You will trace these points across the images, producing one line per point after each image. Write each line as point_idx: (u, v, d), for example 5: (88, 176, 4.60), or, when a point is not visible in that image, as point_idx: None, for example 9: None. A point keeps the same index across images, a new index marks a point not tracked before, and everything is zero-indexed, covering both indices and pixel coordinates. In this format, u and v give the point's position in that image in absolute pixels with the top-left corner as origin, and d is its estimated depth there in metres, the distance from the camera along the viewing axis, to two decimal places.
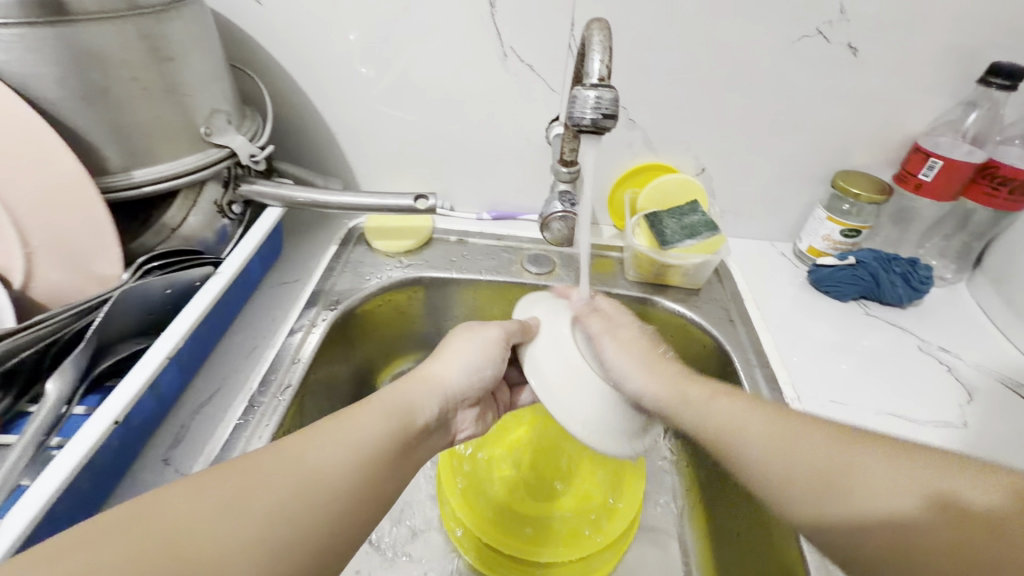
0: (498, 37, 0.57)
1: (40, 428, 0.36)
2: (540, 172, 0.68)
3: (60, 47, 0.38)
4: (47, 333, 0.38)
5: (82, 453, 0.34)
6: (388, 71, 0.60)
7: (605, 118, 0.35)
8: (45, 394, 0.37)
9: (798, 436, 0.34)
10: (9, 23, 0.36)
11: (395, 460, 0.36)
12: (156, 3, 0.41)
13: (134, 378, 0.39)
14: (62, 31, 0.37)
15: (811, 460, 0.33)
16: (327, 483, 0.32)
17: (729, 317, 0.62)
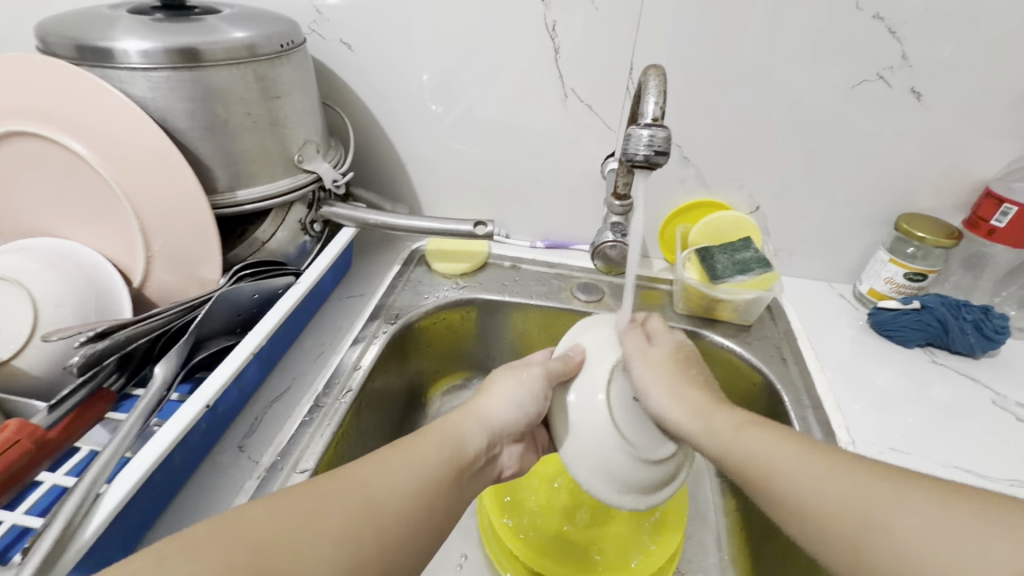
0: (560, 80, 0.62)
1: (147, 406, 0.41)
2: (594, 204, 0.71)
3: (194, 87, 0.45)
4: (159, 325, 0.44)
5: (179, 430, 0.39)
6: (458, 109, 0.66)
7: (657, 155, 0.37)
8: (153, 377, 0.43)
9: (816, 486, 0.33)
10: (159, 67, 0.44)
11: (445, 491, 0.38)
12: (271, 52, 0.48)
13: (225, 370, 0.44)
14: (197, 74, 0.45)
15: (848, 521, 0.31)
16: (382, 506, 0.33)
17: (781, 356, 0.61)
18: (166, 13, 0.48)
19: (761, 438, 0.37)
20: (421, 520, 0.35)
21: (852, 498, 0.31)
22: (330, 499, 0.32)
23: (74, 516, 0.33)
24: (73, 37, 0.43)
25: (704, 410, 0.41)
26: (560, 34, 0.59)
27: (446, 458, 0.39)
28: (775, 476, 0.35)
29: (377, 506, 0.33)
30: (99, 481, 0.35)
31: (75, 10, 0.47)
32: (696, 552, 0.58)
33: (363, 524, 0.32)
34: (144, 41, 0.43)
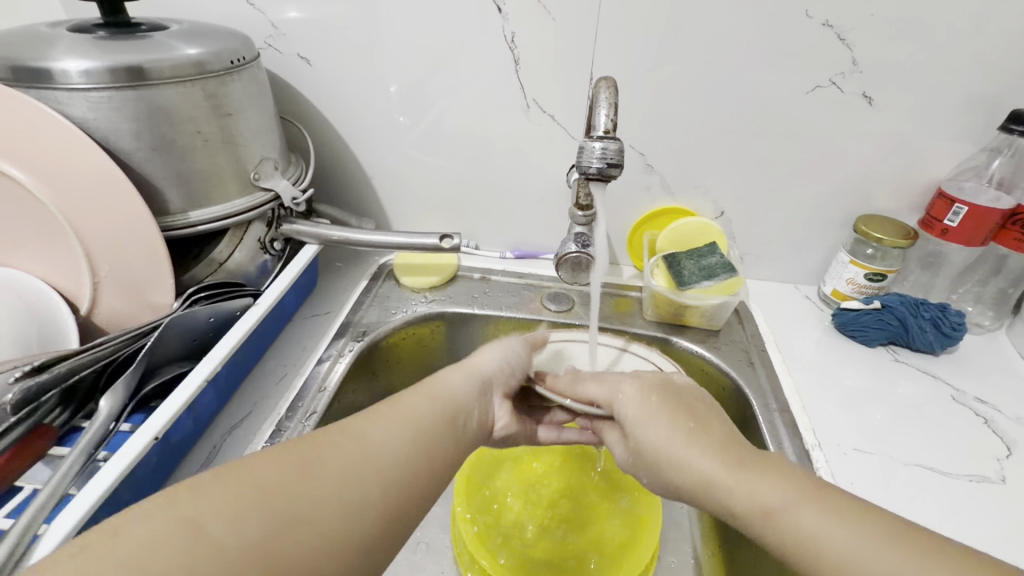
0: (522, 90, 0.62)
1: (92, 441, 0.39)
2: (561, 214, 0.71)
3: (139, 106, 0.44)
4: (105, 354, 0.42)
5: (125, 465, 0.37)
6: (422, 120, 0.65)
7: (611, 167, 0.37)
8: (98, 410, 0.41)
9: None
10: (100, 87, 0.42)
11: (440, 434, 0.37)
12: (221, 69, 0.47)
13: (177, 398, 0.42)
14: (142, 92, 0.43)
15: None
16: (379, 457, 0.33)
17: (749, 360, 0.61)
18: (109, 30, 0.47)
19: (797, 497, 0.32)
20: (419, 468, 0.34)
21: None
22: (319, 449, 0.32)
23: (5, 565, 0.31)
24: (7, 58, 0.42)
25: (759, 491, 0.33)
26: (519, 45, 0.59)
27: (436, 407, 0.38)
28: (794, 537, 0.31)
29: (370, 448, 0.33)
30: (35, 523, 0.33)
31: (11, 29, 0.45)
32: (673, 558, 0.58)
33: (357, 477, 0.31)
34: (85, 60, 0.41)
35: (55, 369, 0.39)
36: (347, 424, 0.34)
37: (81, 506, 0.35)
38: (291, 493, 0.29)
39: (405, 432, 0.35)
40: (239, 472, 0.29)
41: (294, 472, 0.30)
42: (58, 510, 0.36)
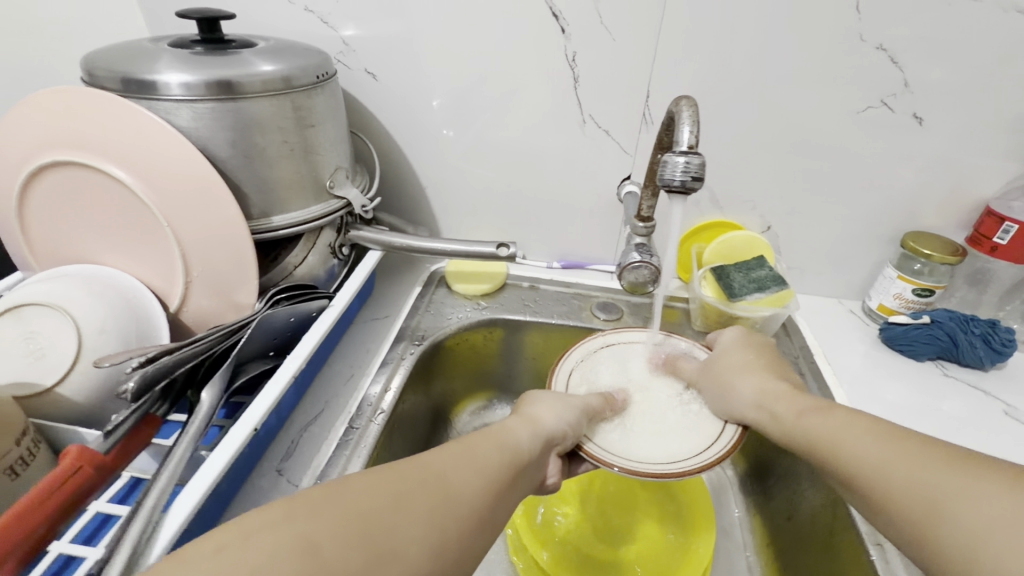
0: (579, 106, 0.64)
1: (198, 431, 0.41)
2: (610, 226, 0.73)
3: (234, 117, 0.47)
4: (202, 349, 0.44)
5: (229, 455, 0.39)
6: (481, 134, 0.68)
7: (693, 180, 0.38)
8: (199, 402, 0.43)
9: (886, 473, 0.35)
10: (201, 99, 0.45)
11: (510, 485, 0.38)
12: (307, 83, 0.50)
13: (270, 393, 0.44)
14: (237, 104, 0.46)
15: (905, 490, 0.33)
16: (456, 485, 0.34)
17: (799, 371, 0.62)
18: (205, 46, 0.50)
19: (828, 420, 0.40)
20: (486, 517, 0.35)
21: (935, 490, 0.32)
22: (411, 487, 0.32)
23: (140, 540, 0.33)
24: (119, 69, 0.45)
25: (771, 400, 0.44)
26: (579, 63, 0.61)
27: (504, 459, 0.39)
28: (847, 458, 0.37)
29: (454, 489, 0.34)
30: (158, 507, 0.35)
31: (116, 44, 0.49)
32: (726, 566, 0.58)
33: (438, 510, 0.32)
34: (186, 74, 0.44)
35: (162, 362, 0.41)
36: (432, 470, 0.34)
37: (192, 493, 0.37)
38: (387, 529, 0.29)
39: (466, 480, 0.35)
40: (366, 502, 0.30)
41: (383, 492, 0.31)
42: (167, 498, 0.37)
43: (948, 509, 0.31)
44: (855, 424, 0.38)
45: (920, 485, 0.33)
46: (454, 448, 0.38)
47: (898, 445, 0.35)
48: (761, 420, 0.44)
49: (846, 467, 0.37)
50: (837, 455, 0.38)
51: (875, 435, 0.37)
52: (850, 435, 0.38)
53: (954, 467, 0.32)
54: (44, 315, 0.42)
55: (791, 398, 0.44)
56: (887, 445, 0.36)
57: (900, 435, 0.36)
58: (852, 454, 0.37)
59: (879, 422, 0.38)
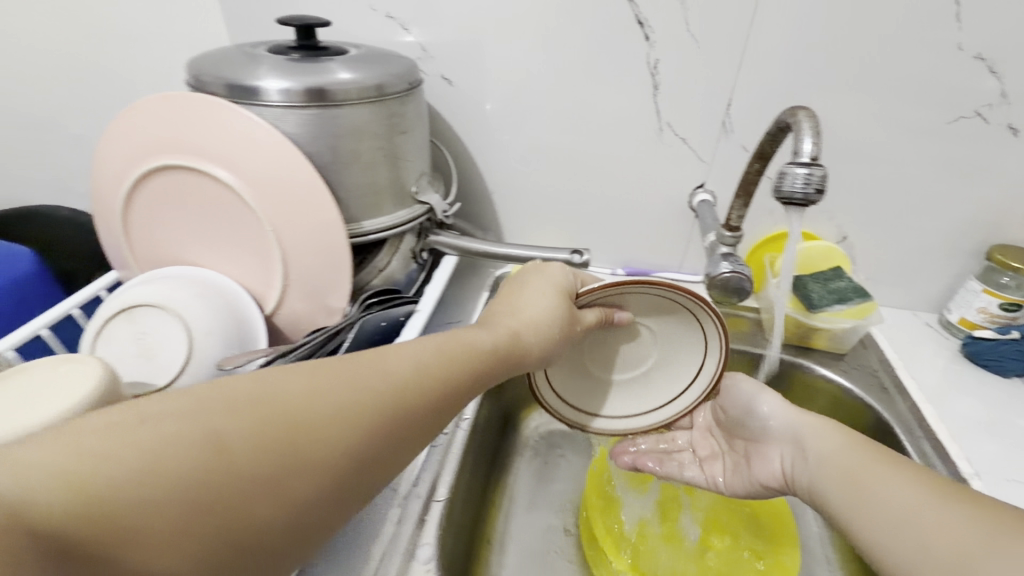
0: (657, 114, 0.63)
1: None
2: (679, 233, 0.72)
3: (329, 122, 0.47)
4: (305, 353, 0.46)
5: None
6: (554, 140, 0.68)
7: (814, 192, 0.38)
8: None
9: (905, 519, 0.34)
10: (298, 105, 0.46)
11: (466, 386, 0.37)
12: (398, 91, 0.51)
13: None
14: (333, 110, 0.47)
15: (922, 538, 0.33)
16: (396, 385, 0.32)
17: (881, 385, 0.61)
18: (302, 53, 0.51)
19: (861, 456, 0.40)
20: (428, 416, 0.33)
21: (953, 541, 0.31)
22: (345, 387, 0.30)
23: None
24: (225, 76, 0.47)
25: (807, 421, 0.45)
26: (661, 71, 0.60)
27: (459, 358, 0.37)
28: (873, 498, 0.37)
29: (380, 395, 0.31)
30: None
31: (219, 48, 0.50)
32: None
33: (368, 414, 0.30)
34: (285, 80, 0.45)
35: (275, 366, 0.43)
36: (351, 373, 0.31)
37: None
38: (308, 431, 0.28)
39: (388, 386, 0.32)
40: (278, 402, 0.28)
41: (311, 392, 0.29)
42: None
43: (966, 561, 0.30)
44: (882, 462, 0.38)
45: (938, 533, 0.32)
46: (402, 348, 0.35)
47: (936, 499, 0.34)
48: (806, 440, 0.44)
49: (868, 509, 0.37)
50: (860, 490, 0.38)
51: (902, 476, 0.36)
52: (887, 472, 0.37)
53: (977, 516, 0.32)
54: (156, 317, 0.43)
55: (834, 426, 0.44)
56: (910, 487, 0.35)
57: (933, 483, 0.35)
58: (880, 493, 0.36)
59: (905, 464, 0.38)
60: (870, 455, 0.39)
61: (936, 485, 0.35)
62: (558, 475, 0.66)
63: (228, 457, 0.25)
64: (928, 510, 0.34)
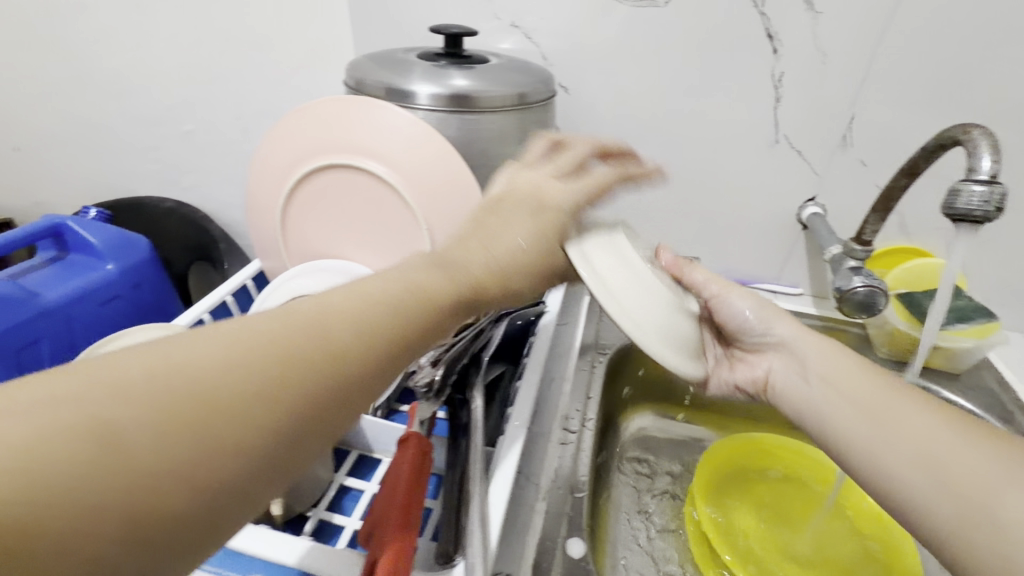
0: (776, 126, 0.63)
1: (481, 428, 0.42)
2: (782, 246, 0.72)
3: (474, 125, 0.50)
4: (467, 346, 0.46)
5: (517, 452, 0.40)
6: (665, 148, 0.68)
7: (993, 209, 0.41)
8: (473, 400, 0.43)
9: (917, 448, 0.35)
10: (445, 109, 0.49)
11: (426, 333, 0.30)
12: (538, 99, 0.53)
13: (527, 392, 0.45)
14: (478, 115, 0.50)
15: (928, 463, 0.35)
16: (335, 343, 0.26)
17: (1002, 406, 0.60)
18: (449, 59, 0.53)
19: (876, 385, 0.40)
20: (377, 373, 0.27)
21: (957, 473, 0.33)
22: (266, 351, 0.24)
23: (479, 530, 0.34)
24: (383, 80, 0.50)
25: (817, 344, 0.45)
26: (784, 84, 0.61)
27: (414, 302, 0.29)
28: (875, 422, 0.38)
29: (304, 349, 0.25)
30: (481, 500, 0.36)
31: (374, 54, 0.54)
32: None
33: (300, 379, 0.24)
34: (437, 86, 0.49)
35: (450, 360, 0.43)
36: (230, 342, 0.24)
37: (498, 486, 0.38)
38: (226, 404, 0.22)
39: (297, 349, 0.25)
40: (175, 375, 0.22)
41: (224, 358, 0.23)
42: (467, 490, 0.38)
43: (970, 496, 0.32)
44: (891, 392, 0.39)
45: (950, 462, 0.34)
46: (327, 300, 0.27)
47: (946, 426, 0.36)
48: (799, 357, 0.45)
49: (864, 432, 0.38)
50: (867, 413, 0.38)
51: (910, 411, 0.37)
52: (910, 408, 0.37)
53: (997, 454, 0.33)
54: None
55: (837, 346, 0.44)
56: (925, 421, 0.36)
57: (954, 420, 0.36)
58: (883, 423, 0.37)
59: (913, 394, 0.39)
60: (888, 387, 0.39)
61: (937, 412, 0.37)
62: (661, 470, 0.67)
63: (85, 452, 0.19)
64: (947, 439, 0.35)
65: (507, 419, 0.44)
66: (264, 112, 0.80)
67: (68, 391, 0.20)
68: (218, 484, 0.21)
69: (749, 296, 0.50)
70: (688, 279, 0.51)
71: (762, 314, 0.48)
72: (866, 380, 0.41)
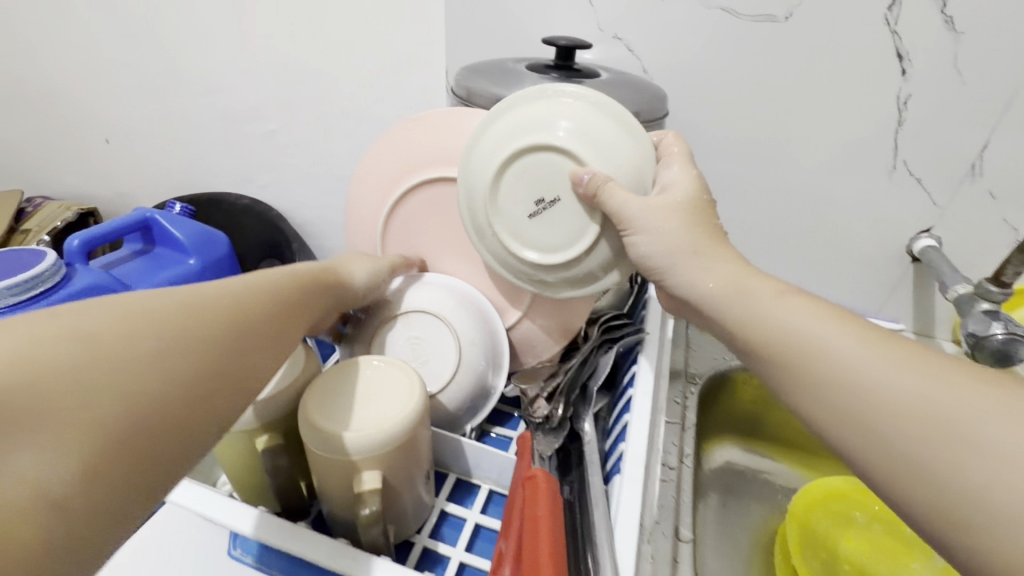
0: (894, 151, 0.59)
1: (596, 460, 0.44)
2: (886, 278, 0.67)
3: None
4: (571, 379, 0.49)
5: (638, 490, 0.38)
6: (766, 170, 0.64)
7: None
8: (585, 433, 0.46)
9: (889, 397, 0.29)
10: None
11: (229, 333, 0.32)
12: (652, 118, 0.50)
13: (641, 424, 0.43)
14: None
15: (895, 414, 0.28)
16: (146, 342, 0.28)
17: None
18: (560, 72, 0.52)
19: (823, 326, 0.33)
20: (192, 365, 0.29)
21: (946, 422, 0.27)
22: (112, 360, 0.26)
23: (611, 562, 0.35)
24: (495, 91, 0.49)
25: (736, 276, 0.38)
26: (911, 108, 0.57)
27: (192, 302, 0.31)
28: (846, 371, 0.31)
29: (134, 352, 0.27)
30: (609, 533, 0.36)
31: (486, 64, 0.53)
32: None
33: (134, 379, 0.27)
34: None
35: (556, 395, 0.47)
36: (156, 332, 0.29)
37: (625, 523, 0.37)
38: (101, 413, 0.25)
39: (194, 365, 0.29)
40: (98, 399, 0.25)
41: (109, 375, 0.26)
42: (591, 521, 0.38)
43: (955, 463, 0.26)
44: (852, 332, 0.32)
45: (924, 404, 0.28)
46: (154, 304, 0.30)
47: (913, 365, 0.29)
48: (701, 293, 0.38)
49: (845, 379, 0.31)
50: (811, 359, 0.32)
51: (899, 357, 0.30)
52: (862, 347, 0.31)
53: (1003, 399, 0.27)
54: (428, 322, 0.46)
55: (747, 273, 0.38)
56: (900, 364, 0.30)
57: (913, 359, 0.30)
58: (863, 368, 0.30)
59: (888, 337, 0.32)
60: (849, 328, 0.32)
61: (912, 352, 0.30)
62: (744, 504, 0.65)
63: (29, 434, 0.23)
64: (912, 377, 0.29)
65: (620, 455, 0.42)
66: (348, 115, 0.81)
67: (30, 380, 0.24)
68: (106, 492, 0.25)
69: (679, 229, 0.39)
70: (613, 210, 0.39)
71: (687, 256, 0.39)
72: (788, 310, 0.35)
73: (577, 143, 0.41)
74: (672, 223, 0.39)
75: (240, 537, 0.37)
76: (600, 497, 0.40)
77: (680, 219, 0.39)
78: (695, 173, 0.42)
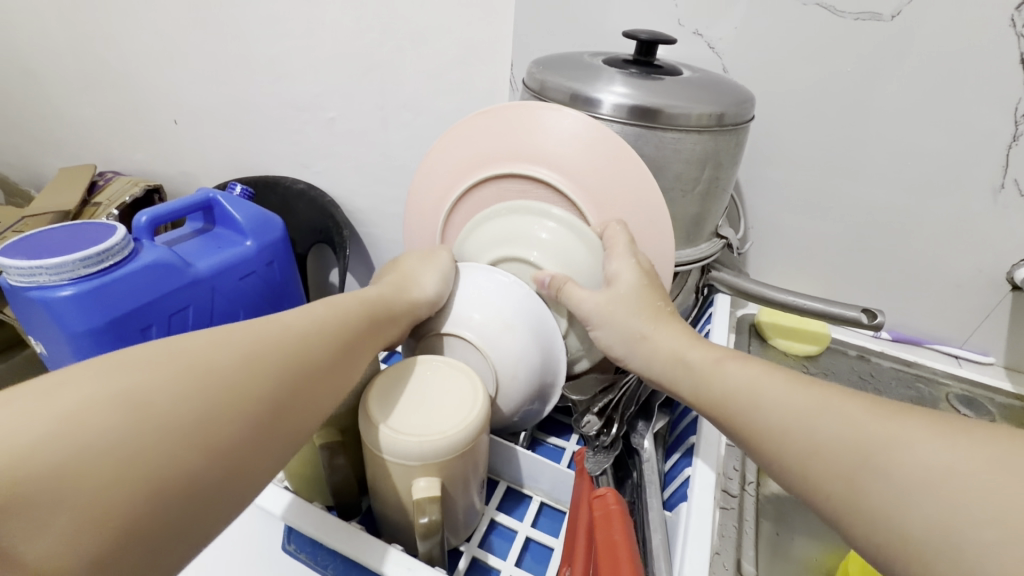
0: (1004, 169, 0.54)
1: (656, 482, 0.41)
2: (976, 307, 0.62)
3: (660, 143, 0.46)
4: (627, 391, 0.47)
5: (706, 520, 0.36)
6: (850, 183, 0.60)
7: None
8: (643, 449, 0.44)
9: (815, 442, 0.28)
10: (631, 123, 0.46)
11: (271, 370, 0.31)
12: (737, 122, 0.47)
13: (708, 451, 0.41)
14: (670, 132, 0.46)
15: (824, 461, 0.28)
16: (190, 383, 0.28)
17: None
18: (640, 69, 0.49)
19: (755, 384, 0.33)
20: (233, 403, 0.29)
21: (872, 455, 0.26)
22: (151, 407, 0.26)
23: None
24: (572, 85, 0.47)
25: (678, 349, 0.38)
26: None
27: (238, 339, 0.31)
28: (776, 430, 0.31)
29: (171, 395, 0.27)
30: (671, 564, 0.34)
31: (563, 56, 0.51)
32: None
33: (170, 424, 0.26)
34: (628, 97, 0.45)
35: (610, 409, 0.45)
36: (205, 381, 0.28)
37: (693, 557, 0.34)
38: (138, 463, 0.25)
39: (237, 418, 0.29)
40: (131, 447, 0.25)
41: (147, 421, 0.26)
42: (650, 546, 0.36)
43: (895, 505, 0.24)
44: (791, 386, 0.32)
45: (847, 439, 0.27)
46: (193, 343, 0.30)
47: (859, 415, 0.28)
48: (643, 364, 0.39)
49: (773, 433, 0.31)
50: (751, 425, 0.32)
51: (825, 405, 0.30)
52: (792, 401, 0.31)
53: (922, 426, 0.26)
54: (489, 326, 0.43)
55: (688, 341, 0.39)
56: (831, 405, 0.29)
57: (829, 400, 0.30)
58: (784, 423, 0.30)
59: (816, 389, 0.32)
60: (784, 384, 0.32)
61: (832, 396, 0.30)
62: (799, 536, 0.61)
63: (73, 496, 0.23)
64: (862, 420, 0.28)
65: (687, 479, 0.41)
66: (407, 106, 0.80)
67: (77, 441, 0.24)
68: (150, 544, 0.25)
69: (624, 320, 0.40)
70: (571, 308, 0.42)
71: (637, 342, 0.40)
72: (726, 378, 0.35)
73: (544, 255, 0.45)
74: (611, 325, 0.40)
75: (294, 531, 0.37)
76: (661, 523, 0.37)
77: (624, 312, 0.40)
78: (638, 260, 0.42)
